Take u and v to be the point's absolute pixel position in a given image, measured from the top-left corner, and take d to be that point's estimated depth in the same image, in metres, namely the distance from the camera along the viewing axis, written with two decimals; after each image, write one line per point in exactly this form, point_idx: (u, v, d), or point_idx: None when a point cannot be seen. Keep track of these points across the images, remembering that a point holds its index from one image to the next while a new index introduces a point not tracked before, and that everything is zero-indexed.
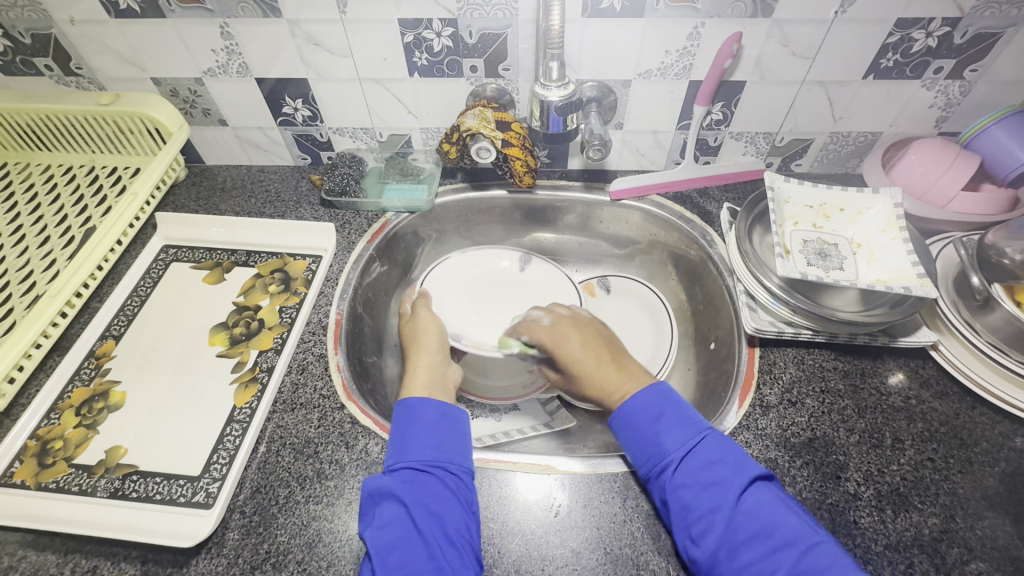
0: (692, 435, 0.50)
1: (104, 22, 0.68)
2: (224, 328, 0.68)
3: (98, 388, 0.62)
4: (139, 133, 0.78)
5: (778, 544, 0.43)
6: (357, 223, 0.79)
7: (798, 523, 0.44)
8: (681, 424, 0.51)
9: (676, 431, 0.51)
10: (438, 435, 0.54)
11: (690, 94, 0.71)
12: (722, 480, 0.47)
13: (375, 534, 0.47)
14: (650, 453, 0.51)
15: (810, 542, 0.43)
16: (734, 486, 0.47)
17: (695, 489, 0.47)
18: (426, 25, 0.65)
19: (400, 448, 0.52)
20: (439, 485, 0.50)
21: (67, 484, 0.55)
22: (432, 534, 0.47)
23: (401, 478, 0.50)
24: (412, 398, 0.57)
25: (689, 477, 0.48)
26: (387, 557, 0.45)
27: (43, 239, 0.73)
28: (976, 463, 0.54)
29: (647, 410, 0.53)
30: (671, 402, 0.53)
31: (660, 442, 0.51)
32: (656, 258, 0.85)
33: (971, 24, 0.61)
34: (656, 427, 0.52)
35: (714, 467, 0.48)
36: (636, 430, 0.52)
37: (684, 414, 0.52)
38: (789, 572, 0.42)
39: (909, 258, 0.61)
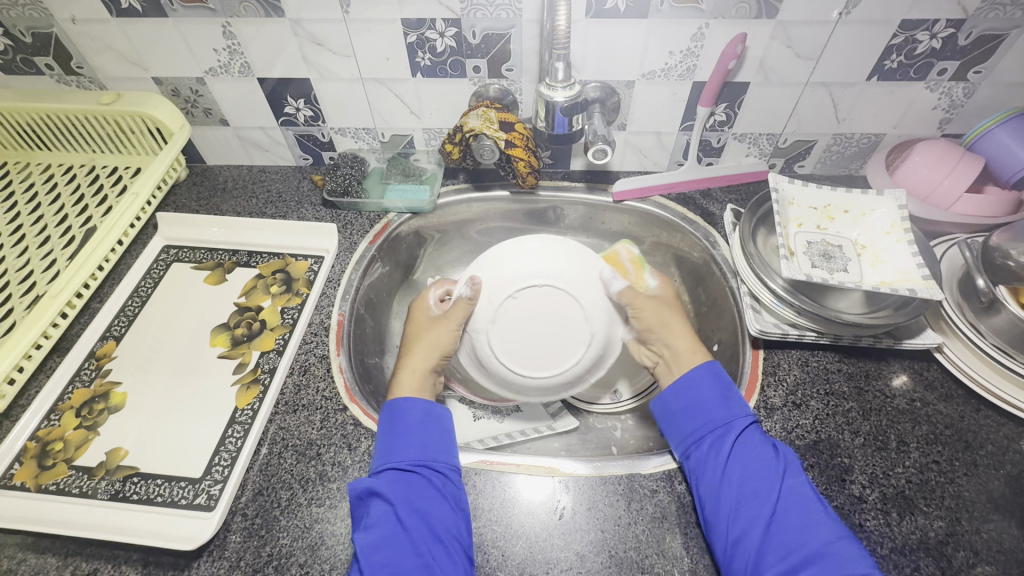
0: (748, 415, 0.54)
1: (106, 21, 0.67)
2: (226, 329, 0.67)
3: (98, 389, 0.62)
4: (140, 133, 0.77)
5: (812, 525, 0.47)
6: (359, 223, 0.78)
7: (828, 513, 0.48)
8: (738, 405, 0.55)
9: (736, 408, 0.55)
10: (425, 435, 0.55)
11: (694, 95, 0.71)
12: (771, 459, 0.51)
13: (362, 533, 0.47)
14: (708, 421, 0.55)
15: (842, 530, 0.47)
16: (782, 466, 0.51)
17: (747, 457, 0.51)
18: (430, 25, 0.65)
19: (387, 448, 0.53)
20: (427, 484, 0.51)
21: (68, 486, 0.54)
22: (420, 533, 0.48)
23: (389, 477, 0.51)
24: (400, 399, 0.57)
25: (742, 449, 0.52)
26: (374, 556, 0.46)
27: (43, 239, 0.72)
28: (981, 466, 0.54)
29: (711, 384, 0.57)
30: (731, 387, 0.57)
31: (719, 413, 0.55)
32: (658, 259, 0.85)
33: (975, 26, 0.61)
34: (717, 401, 0.56)
35: (763, 447, 0.52)
36: (699, 398, 0.57)
37: (738, 397, 0.56)
38: (821, 547, 0.45)
39: (914, 260, 0.61)
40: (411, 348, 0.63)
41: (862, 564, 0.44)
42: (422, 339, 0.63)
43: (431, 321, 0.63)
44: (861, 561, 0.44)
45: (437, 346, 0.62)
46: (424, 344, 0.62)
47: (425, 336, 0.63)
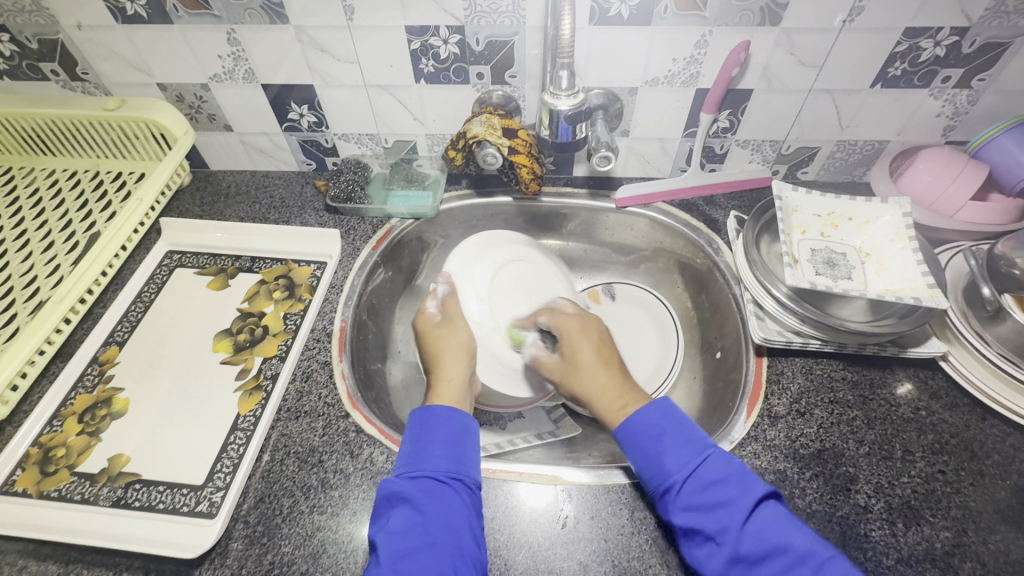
0: (695, 456, 0.49)
1: (111, 27, 0.68)
2: (229, 335, 0.67)
3: (101, 394, 0.62)
4: (145, 138, 0.78)
5: (788, 562, 0.43)
6: (362, 229, 0.79)
7: (803, 540, 0.44)
8: (684, 446, 0.50)
9: (679, 452, 0.50)
10: (457, 447, 0.53)
11: (698, 102, 0.71)
12: (728, 501, 0.46)
13: (388, 539, 0.46)
14: (655, 471, 0.50)
15: (821, 560, 0.43)
16: (741, 508, 0.46)
17: (701, 511, 0.47)
18: (434, 32, 0.65)
19: (419, 455, 0.52)
20: (457, 498, 0.50)
21: (69, 492, 0.54)
22: (447, 548, 0.46)
23: (420, 486, 0.50)
24: (439, 406, 0.56)
25: (695, 502, 0.47)
26: (398, 565, 0.44)
27: (47, 244, 0.72)
28: (988, 476, 0.54)
29: (648, 428, 0.52)
30: (674, 421, 0.52)
31: (661, 463, 0.50)
32: (661, 265, 0.85)
33: (979, 33, 0.61)
34: (659, 448, 0.51)
35: (720, 489, 0.47)
36: (640, 450, 0.52)
37: (684, 433, 0.51)
38: None
39: (918, 268, 0.61)
40: (447, 361, 0.62)
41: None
42: (449, 345, 0.63)
43: (447, 327, 0.66)
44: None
45: (465, 345, 0.64)
46: (455, 350, 0.63)
47: (452, 342, 0.64)
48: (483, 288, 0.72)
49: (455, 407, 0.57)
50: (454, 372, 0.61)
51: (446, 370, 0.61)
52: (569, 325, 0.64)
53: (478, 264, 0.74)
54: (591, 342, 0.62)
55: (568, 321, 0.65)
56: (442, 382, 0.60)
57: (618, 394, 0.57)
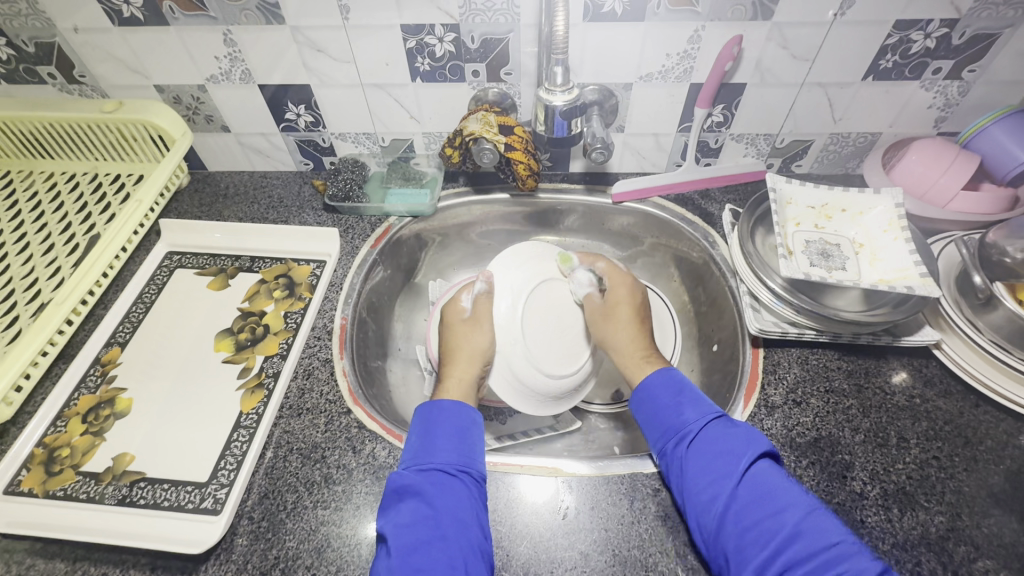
0: (709, 412, 0.53)
1: (107, 30, 0.68)
2: (230, 334, 0.68)
3: (104, 395, 0.62)
4: (143, 140, 0.78)
5: (781, 506, 0.46)
6: (360, 227, 0.79)
7: (796, 492, 0.47)
8: (701, 402, 0.55)
9: (697, 405, 0.54)
10: (464, 441, 0.54)
11: (692, 97, 0.72)
12: (734, 449, 0.50)
13: (397, 532, 0.47)
14: (670, 420, 0.54)
15: (812, 506, 0.46)
16: (745, 456, 0.49)
17: (709, 459, 0.50)
18: (429, 30, 0.66)
19: (427, 448, 0.53)
20: (466, 490, 0.50)
21: (75, 492, 0.55)
22: (457, 540, 0.47)
23: (430, 478, 0.50)
24: (446, 401, 0.57)
25: (702, 448, 0.51)
26: (409, 557, 0.45)
27: (47, 246, 0.73)
28: (981, 462, 0.54)
29: (671, 383, 0.57)
30: (689, 386, 0.57)
31: (679, 413, 0.54)
32: (658, 260, 0.86)
33: (968, 25, 0.61)
34: (678, 400, 0.55)
35: (727, 438, 0.51)
36: (656, 402, 0.57)
37: (699, 394, 0.56)
38: (793, 529, 0.44)
39: (911, 257, 0.62)
40: (461, 359, 0.63)
41: (835, 536, 0.44)
42: (464, 350, 0.63)
43: (471, 326, 0.65)
44: (834, 533, 0.44)
45: (482, 351, 0.63)
46: (471, 353, 0.63)
47: (470, 345, 0.64)
48: (520, 293, 0.68)
49: (462, 402, 0.58)
50: (462, 372, 0.62)
51: (456, 368, 0.62)
52: (620, 280, 0.70)
53: (522, 270, 0.70)
54: (631, 300, 0.68)
55: (617, 276, 0.70)
56: (451, 378, 0.61)
57: (642, 348, 0.64)
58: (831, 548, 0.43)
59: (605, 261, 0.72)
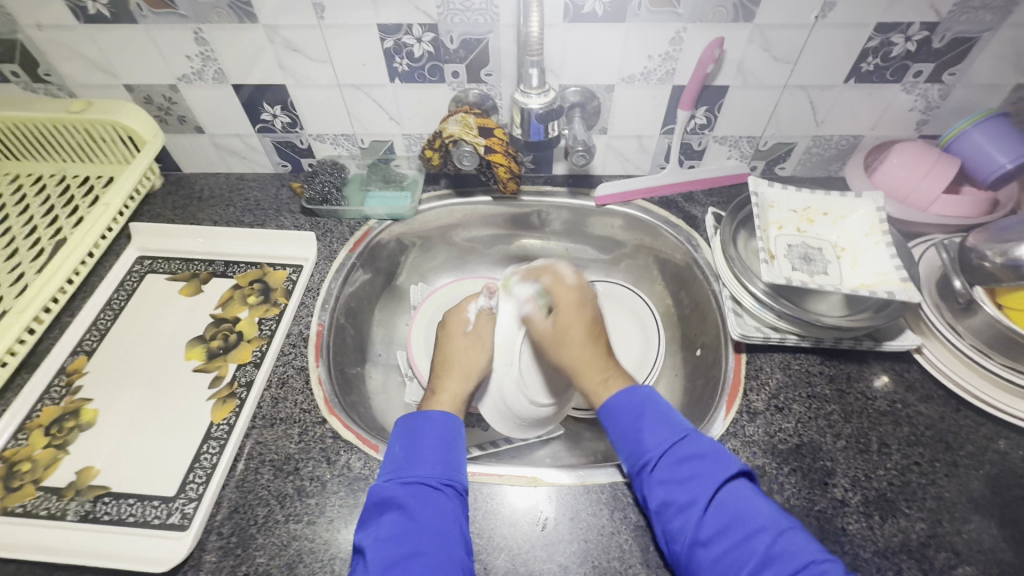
0: (674, 434, 0.52)
1: (73, 27, 0.66)
2: (202, 342, 0.66)
3: (69, 406, 0.60)
4: (113, 141, 0.76)
5: (750, 529, 0.45)
6: (339, 231, 0.77)
7: (766, 511, 0.46)
8: (663, 426, 0.53)
9: (657, 430, 0.53)
10: (448, 452, 0.53)
11: (674, 99, 0.71)
12: (699, 473, 0.49)
13: (377, 546, 0.46)
14: (631, 448, 0.53)
15: (780, 528, 0.45)
16: (711, 479, 0.48)
17: (675, 483, 0.49)
18: (406, 30, 0.64)
19: (410, 460, 0.52)
20: (449, 504, 0.49)
21: (35, 508, 0.52)
22: (437, 556, 0.45)
23: (412, 492, 0.49)
24: (434, 410, 0.57)
25: (669, 475, 0.50)
26: (388, 573, 0.44)
27: (11, 251, 0.70)
28: (962, 467, 0.54)
29: (626, 408, 0.56)
30: (653, 404, 0.55)
31: (639, 440, 0.53)
32: (642, 262, 0.85)
33: (949, 28, 0.61)
34: (638, 425, 0.54)
35: (692, 461, 0.50)
36: (620, 428, 0.55)
37: (664, 412, 0.54)
38: (762, 556, 0.44)
39: (891, 261, 0.62)
40: (453, 375, 0.63)
41: (805, 558, 0.43)
42: (458, 368, 0.64)
43: (471, 342, 0.66)
44: (805, 552, 0.43)
45: (473, 370, 0.64)
46: (466, 371, 0.64)
47: (466, 363, 0.64)
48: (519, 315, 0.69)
49: (449, 413, 0.57)
50: (450, 386, 0.62)
51: (451, 383, 0.62)
52: (566, 298, 0.66)
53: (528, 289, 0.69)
54: (581, 318, 0.64)
55: (565, 291, 0.67)
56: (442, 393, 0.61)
57: (599, 367, 0.61)
58: (804, 571, 0.42)
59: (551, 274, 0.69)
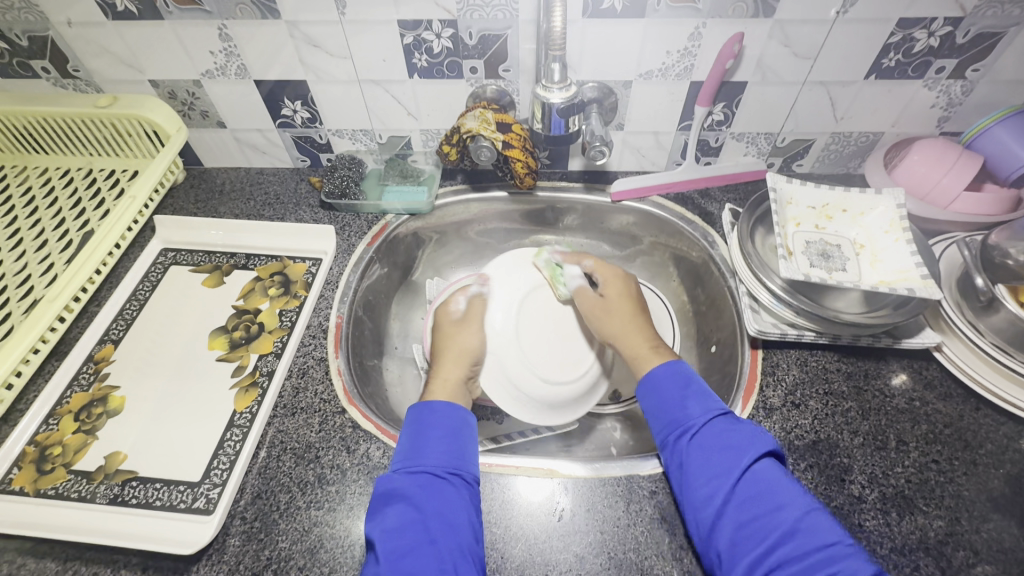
0: (714, 408, 0.53)
1: (101, 24, 0.67)
2: (224, 332, 0.67)
3: (97, 393, 0.62)
4: (138, 136, 0.77)
5: (780, 504, 0.45)
6: (357, 225, 0.78)
7: (796, 490, 0.47)
8: (705, 395, 0.54)
9: (701, 399, 0.54)
10: (455, 443, 0.53)
11: (692, 95, 0.71)
12: (738, 446, 0.49)
13: (385, 537, 0.46)
14: (675, 408, 0.54)
15: (809, 507, 0.45)
16: (748, 453, 0.48)
17: (712, 451, 0.50)
18: (426, 26, 0.65)
19: (417, 450, 0.52)
20: (456, 493, 0.50)
21: (66, 491, 0.54)
22: (446, 545, 0.46)
23: (418, 481, 0.50)
24: (437, 401, 0.57)
25: (705, 442, 0.50)
26: (398, 563, 0.44)
27: (41, 243, 0.72)
28: (981, 465, 0.54)
29: (676, 373, 0.57)
30: (697, 379, 0.56)
31: (683, 406, 0.54)
32: (657, 259, 0.85)
33: (973, 23, 0.61)
34: (683, 393, 0.55)
35: (730, 434, 0.50)
36: (662, 394, 0.56)
37: (705, 388, 0.55)
38: (789, 531, 0.44)
39: (912, 258, 0.61)
40: (448, 360, 0.63)
41: (831, 539, 0.43)
42: (450, 351, 0.64)
43: (461, 327, 0.66)
44: (831, 534, 0.43)
45: (468, 351, 0.64)
46: (459, 353, 0.64)
47: (458, 344, 0.64)
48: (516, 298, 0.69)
49: (453, 403, 0.57)
50: (449, 367, 0.62)
51: (445, 367, 0.62)
52: (611, 276, 0.70)
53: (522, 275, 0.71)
54: (627, 296, 0.68)
55: (607, 270, 0.71)
56: (439, 380, 0.61)
57: (646, 338, 0.63)
58: (828, 550, 0.42)
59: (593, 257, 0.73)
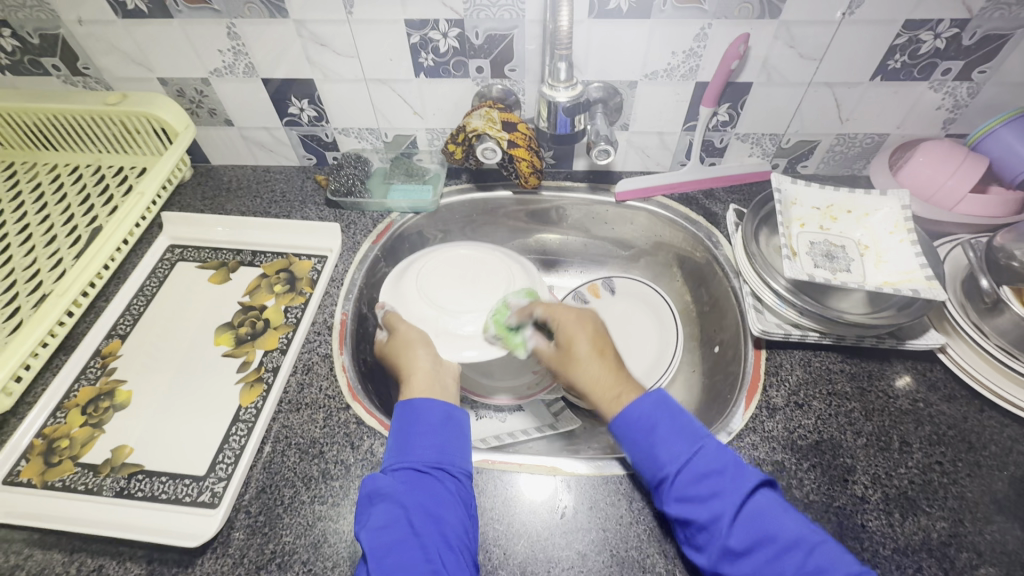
0: (687, 450, 0.49)
1: (112, 22, 0.68)
2: (230, 328, 0.68)
3: (103, 387, 0.62)
4: (146, 133, 0.78)
5: (780, 548, 0.43)
6: (362, 223, 0.79)
7: (795, 526, 0.44)
8: (680, 434, 0.50)
9: (672, 444, 0.49)
10: (440, 438, 0.53)
11: (697, 95, 0.71)
12: (722, 492, 0.46)
13: (371, 535, 0.46)
14: (647, 463, 0.50)
15: (811, 543, 0.43)
16: (733, 499, 0.46)
17: (696, 503, 0.46)
18: (433, 25, 0.65)
19: (402, 447, 0.52)
20: (442, 487, 0.50)
21: (73, 483, 0.55)
22: (432, 538, 0.46)
23: (402, 478, 0.50)
24: (418, 398, 0.56)
25: (687, 492, 0.47)
26: (384, 558, 0.44)
27: (49, 238, 0.73)
28: (985, 467, 0.54)
29: (638, 421, 0.52)
30: (665, 416, 0.51)
31: (655, 456, 0.50)
32: (661, 259, 0.85)
33: (979, 25, 0.61)
34: (652, 440, 0.50)
35: (711, 480, 0.47)
36: (634, 443, 0.51)
37: (676, 425, 0.51)
38: (796, 574, 0.42)
39: (917, 260, 0.61)
40: (405, 356, 0.63)
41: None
42: (401, 345, 0.64)
43: (392, 334, 0.66)
44: (839, 571, 0.41)
45: (416, 338, 0.64)
46: (407, 343, 0.64)
47: (402, 339, 0.64)
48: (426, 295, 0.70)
49: (434, 396, 0.57)
50: (416, 362, 0.61)
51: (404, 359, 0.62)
52: (565, 317, 0.63)
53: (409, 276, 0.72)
54: (586, 333, 0.61)
55: (562, 311, 0.64)
56: (407, 376, 0.61)
57: (610, 385, 0.57)
58: None
59: (542, 302, 0.66)
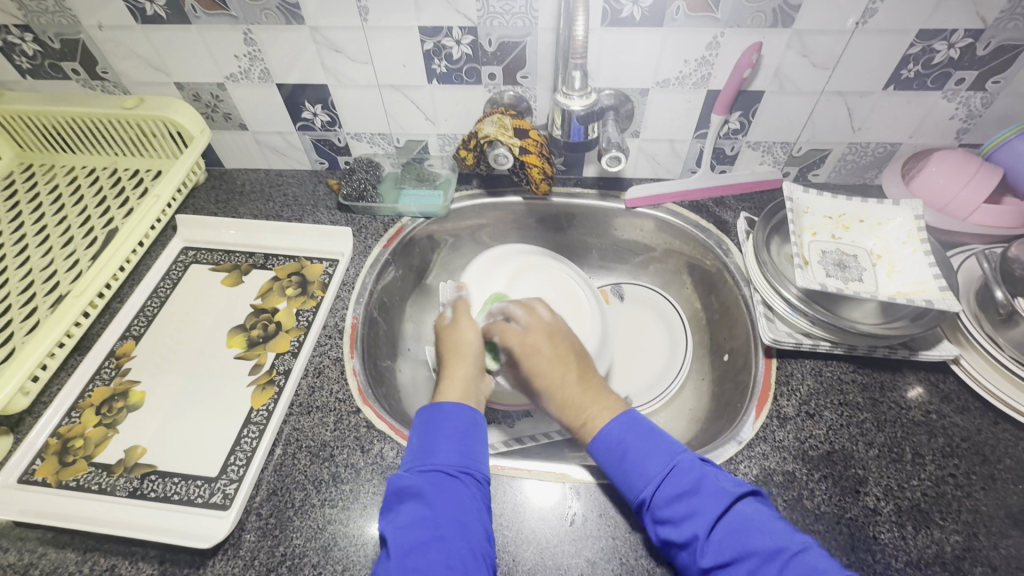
0: (659, 471, 0.49)
1: (131, 27, 0.69)
2: (242, 330, 0.68)
3: (118, 387, 0.63)
4: (162, 137, 0.79)
5: (756, 562, 0.42)
6: (373, 227, 0.79)
7: (774, 537, 0.43)
8: (653, 452, 0.51)
9: (643, 467, 0.50)
10: (466, 442, 0.53)
11: (709, 103, 0.71)
12: (695, 509, 0.46)
13: (396, 533, 0.46)
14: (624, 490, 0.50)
15: (789, 554, 0.42)
16: (707, 516, 0.45)
17: (672, 524, 0.46)
18: (446, 32, 0.66)
19: (427, 449, 0.52)
20: (466, 491, 0.50)
21: (87, 482, 0.55)
22: (456, 542, 0.46)
23: (430, 480, 0.49)
24: (448, 402, 0.55)
25: (664, 513, 0.47)
26: (406, 558, 0.44)
27: (66, 239, 0.74)
28: (1000, 481, 0.53)
29: (613, 446, 0.52)
30: (634, 439, 0.52)
31: (630, 482, 0.50)
32: (670, 266, 0.85)
33: (994, 36, 0.60)
34: (625, 467, 0.51)
35: (685, 499, 0.47)
36: (611, 472, 0.52)
37: (649, 444, 0.51)
38: None
39: (930, 270, 0.61)
40: (455, 359, 0.62)
41: None
42: (453, 347, 0.63)
43: (454, 326, 0.65)
44: None
45: (471, 345, 0.63)
46: (461, 348, 0.63)
47: (459, 341, 0.63)
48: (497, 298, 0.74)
49: (464, 404, 0.56)
50: (461, 371, 0.60)
51: (455, 365, 0.61)
52: (516, 342, 0.63)
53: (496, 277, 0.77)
54: (546, 355, 0.61)
55: (515, 336, 0.63)
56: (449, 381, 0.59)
57: (580, 406, 0.57)
58: None
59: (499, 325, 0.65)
